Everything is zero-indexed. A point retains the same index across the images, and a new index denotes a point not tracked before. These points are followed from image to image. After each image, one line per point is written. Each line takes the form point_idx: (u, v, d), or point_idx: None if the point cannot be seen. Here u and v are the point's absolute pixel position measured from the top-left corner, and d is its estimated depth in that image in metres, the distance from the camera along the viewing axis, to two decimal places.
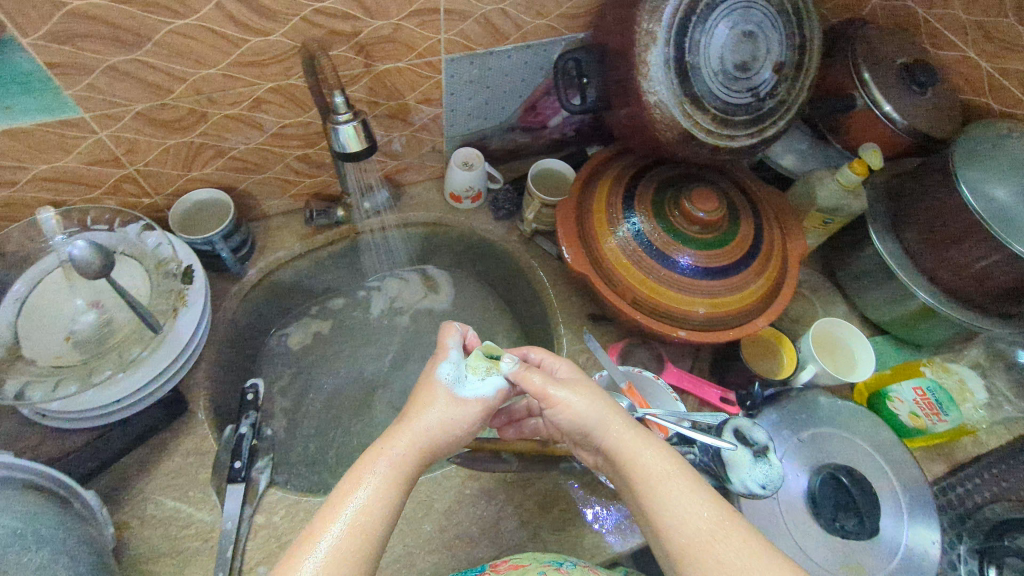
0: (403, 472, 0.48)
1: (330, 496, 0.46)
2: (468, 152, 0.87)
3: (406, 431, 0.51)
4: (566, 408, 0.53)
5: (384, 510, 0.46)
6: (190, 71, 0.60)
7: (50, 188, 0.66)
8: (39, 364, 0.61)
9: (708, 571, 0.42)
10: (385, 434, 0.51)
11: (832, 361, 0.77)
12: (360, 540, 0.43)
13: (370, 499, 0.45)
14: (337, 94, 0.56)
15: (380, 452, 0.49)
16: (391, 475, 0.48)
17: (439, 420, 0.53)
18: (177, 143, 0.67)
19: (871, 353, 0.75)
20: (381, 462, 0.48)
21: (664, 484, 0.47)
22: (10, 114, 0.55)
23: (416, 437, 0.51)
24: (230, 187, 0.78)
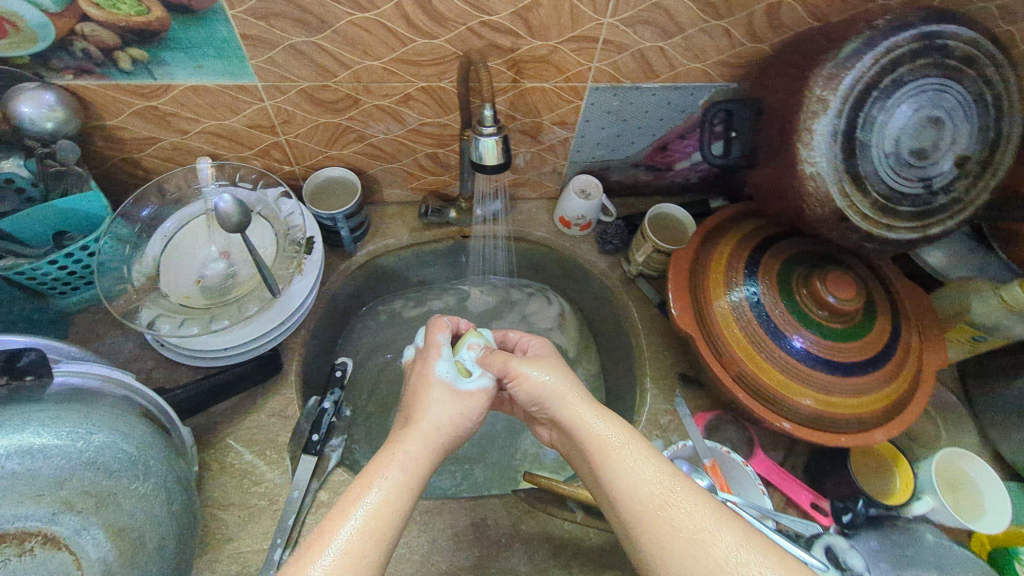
0: (412, 466, 0.52)
1: (343, 495, 0.49)
2: (587, 180, 0.87)
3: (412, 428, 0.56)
4: (529, 381, 0.59)
5: (398, 508, 0.49)
6: (356, 60, 0.63)
7: (214, 143, 0.72)
8: (171, 299, 0.67)
9: (663, 534, 0.46)
10: (394, 441, 0.54)
11: (954, 501, 0.67)
12: (371, 532, 0.46)
13: (385, 499, 0.49)
14: (487, 107, 0.58)
15: (390, 454, 0.52)
16: (402, 477, 0.51)
17: (439, 416, 0.58)
18: (327, 122, 0.71)
19: (1008, 508, 0.65)
20: (392, 466, 0.51)
21: (608, 456, 0.51)
22: (201, 73, 0.62)
23: (423, 440, 0.55)
24: (360, 170, 0.82)
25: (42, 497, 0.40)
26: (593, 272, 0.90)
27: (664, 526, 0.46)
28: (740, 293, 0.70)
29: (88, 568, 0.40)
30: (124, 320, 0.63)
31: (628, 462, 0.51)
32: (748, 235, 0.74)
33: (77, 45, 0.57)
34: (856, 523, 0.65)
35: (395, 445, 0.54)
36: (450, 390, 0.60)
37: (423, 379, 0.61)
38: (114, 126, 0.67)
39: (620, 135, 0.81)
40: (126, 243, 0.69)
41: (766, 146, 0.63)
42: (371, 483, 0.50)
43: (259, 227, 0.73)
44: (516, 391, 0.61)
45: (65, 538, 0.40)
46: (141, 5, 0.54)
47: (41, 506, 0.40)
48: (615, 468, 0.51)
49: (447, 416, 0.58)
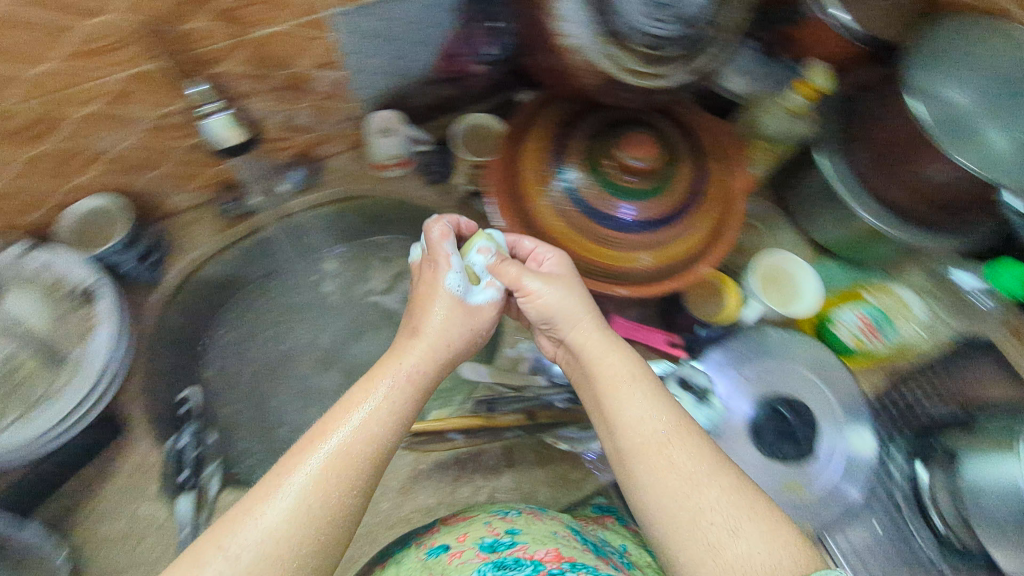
0: (376, 419, 0.48)
1: (264, 478, 0.44)
2: (387, 115, 0.78)
3: (398, 372, 0.51)
4: (540, 299, 0.57)
5: (349, 469, 0.44)
6: (19, 73, 0.51)
7: None
8: None
9: (661, 472, 0.46)
10: (339, 402, 0.49)
11: (775, 293, 0.71)
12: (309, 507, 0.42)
13: (333, 459, 0.45)
14: None
15: (356, 407, 0.48)
16: (355, 435, 0.46)
17: (444, 337, 0.55)
18: (37, 151, 0.59)
19: (818, 286, 0.70)
20: (338, 426, 0.47)
21: (632, 402, 0.50)
22: None
23: (394, 373, 0.51)
24: (121, 187, 0.71)
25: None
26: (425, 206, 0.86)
27: (658, 485, 0.46)
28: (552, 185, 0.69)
29: None
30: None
31: (649, 398, 0.50)
32: (546, 122, 0.71)
33: None
34: (702, 349, 0.71)
35: (401, 353, 0.53)
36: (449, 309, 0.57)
37: (429, 296, 0.57)
38: None
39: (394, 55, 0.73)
40: None
41: (530, 27, 0.59)
42: (311, 450, 0.45)
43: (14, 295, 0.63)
44: (527, 309, 0.59)
45: None
46: None
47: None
48: (648, 413, 0.49)
49: (446, 338, 0.56)
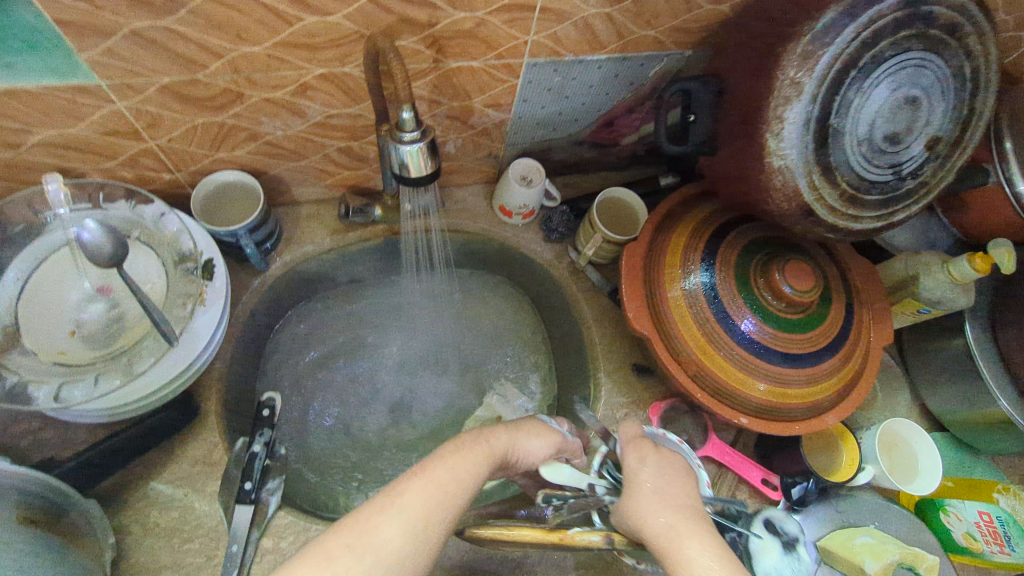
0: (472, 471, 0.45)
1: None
2: (530, 164, 0.77)
3: (484, 448, 0.48)
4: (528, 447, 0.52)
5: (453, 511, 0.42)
6: (229, 47, 0.49)
7: (59, 154, 0.58)
8: (41, 358, 0.55)
9: None
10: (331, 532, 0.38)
11: (889, 464, 0.69)
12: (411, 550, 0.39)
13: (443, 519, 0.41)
14: (404, 109, 0.47)
15: (469, 459, 0.46)
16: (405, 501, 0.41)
17: (489, 449, 0.48)
18: (206, 122, 0.58)
19: (939, 466, 0.66)
20: (405, 480, 0.42)
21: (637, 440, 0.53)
22: (14, 73, 0.47)
23: (478, 463, 0.46)
24: (260, 171, 0.69)
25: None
26: (539, 261, 0.83)
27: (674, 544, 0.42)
28: (690, 281, 0.65)
29: None
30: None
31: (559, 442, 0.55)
32: (702, 221, 0.68)
33: None
34: (804, 500, 0.66)
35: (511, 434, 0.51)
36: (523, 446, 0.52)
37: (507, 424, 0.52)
38: None
39: (562, 113, 0.71)
40: None
41: (726, 127, 0.56)
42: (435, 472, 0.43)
43: (135, 260, 0.60)
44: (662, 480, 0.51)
45: None
46: None
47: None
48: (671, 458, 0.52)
49: (471, 466, 0.45)
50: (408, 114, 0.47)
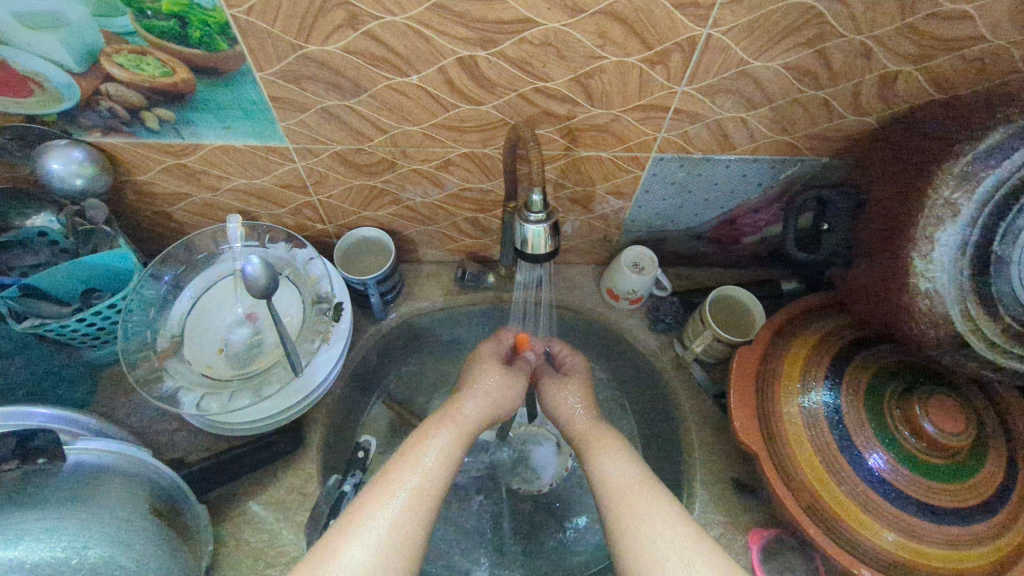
0: (437, 464, 0.58)
1: (321, 547, 0.48)
2: (643, 253, 0.77)
3: (449, 426, 0.63)
4: (479, 403, 0.68)
5: (433, 492, 0.55)
6: (394, 125, 0.57)
7: (244, 199, 0.69)
8: (193, 367, 0.63)
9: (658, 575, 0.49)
10: (368, 500, 0.53)
11: None
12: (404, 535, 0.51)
13: (415, 492, 0.54)
14: (534, 192, 0.51)
15: (408, 471, 0.56)
16: (417, 490, 0.54)
17: (446, 447, 0.60)
18: (361, 184, 0.67)
19: None
20: (393, 480, 0.55)
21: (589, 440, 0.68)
22: (229, 134, 0.58)
23: (445, 459, 0.59)
24: (395, 230, 0.77)
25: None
26: (640, 350, 0.81)
27: (628, 513, 0.55)
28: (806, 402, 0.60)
29: None
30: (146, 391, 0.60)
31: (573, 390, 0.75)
32: (826, 337, 0.63)
33: (101, 104, 0.54)
34: None
35: (458, 401, 0.67)
36: (482, 392, 0.69)
37: (470, 391, 0.69)
38: (143, 181, 0.65)
39: (683, 207, 0.72)
40: (151, 306, 0.66)
41: (870, 242, 0.55)
42: (405, 477, 0.55)
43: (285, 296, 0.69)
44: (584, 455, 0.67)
45: None
46: (164, 66, 0.50)
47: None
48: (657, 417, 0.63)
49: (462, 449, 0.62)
50: (538, 205, 0.51)
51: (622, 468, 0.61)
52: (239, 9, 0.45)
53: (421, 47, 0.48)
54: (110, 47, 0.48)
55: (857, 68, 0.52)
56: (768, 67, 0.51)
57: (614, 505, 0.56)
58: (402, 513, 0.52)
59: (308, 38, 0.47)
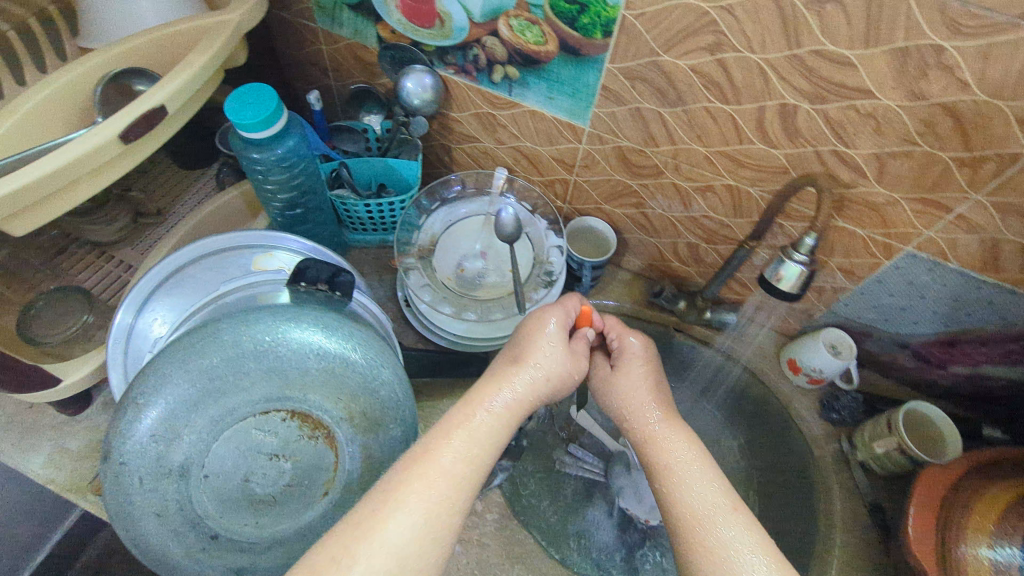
0: (458, 461, 0.48)
1: (324, 554, 0.40)
2: (841, 337, 0.78)
3: (493, 406, 0.53)
4: (541, 382, 0.57)
5: (458, 490, 0.46)
6: (686, 141, 0.65)
7: (516, 159, 0.81)
8: (436, 275, 0.77)
9: None
10: (381, 495, 0.44)
11: None
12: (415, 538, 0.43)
13: (436, 487, 0.45)
14: (809, 236, 0.55)
15: (430, 460, 0.47)
16: (443, 488, 0.46)
17: (486, 429, 0.51)
18: (620, 180, 0.76)
19: None
20: (421, 472, 0.46)
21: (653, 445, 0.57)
22: (548, 103, 0.70)
23: (483, 458, 0.49)
24: (617, 230, 0.85)
25: (339, 402, 0.47)
26: (799, 429, 0.80)
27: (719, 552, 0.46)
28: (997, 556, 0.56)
29: (342, 471, 0.48)
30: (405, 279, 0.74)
31: (643, 376, 0.64)
32: None
33: (472, 50, 0.68)
34: None
35: (503, 381, 0.56)
36: (536, 368, 0.58)
37: (516, 364, 0.57)
38: (453, 117, 0.79)
39: (905, 310, 0.72)
40: (419, 214, 0.81)
41: None
42: (417, 480, 0.45)
43: (477, 229, 0.80)
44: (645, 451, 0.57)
45: (322, 418, 0.47)
46: (542, 37, 0.62)
47: (336, 407, 0.47)
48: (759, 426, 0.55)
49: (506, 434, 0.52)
50: (802, 247, 0.55)
51: (704, 476, 0.52)
52: (632, 11, 0.55)
53: (758, 85, 0.56)
54: (514, 10, 0.61)
55: None
56: None
57: (684, 525, 0.49)
58: (421, 519, 0.44)
59: (669, 50, 0.57)
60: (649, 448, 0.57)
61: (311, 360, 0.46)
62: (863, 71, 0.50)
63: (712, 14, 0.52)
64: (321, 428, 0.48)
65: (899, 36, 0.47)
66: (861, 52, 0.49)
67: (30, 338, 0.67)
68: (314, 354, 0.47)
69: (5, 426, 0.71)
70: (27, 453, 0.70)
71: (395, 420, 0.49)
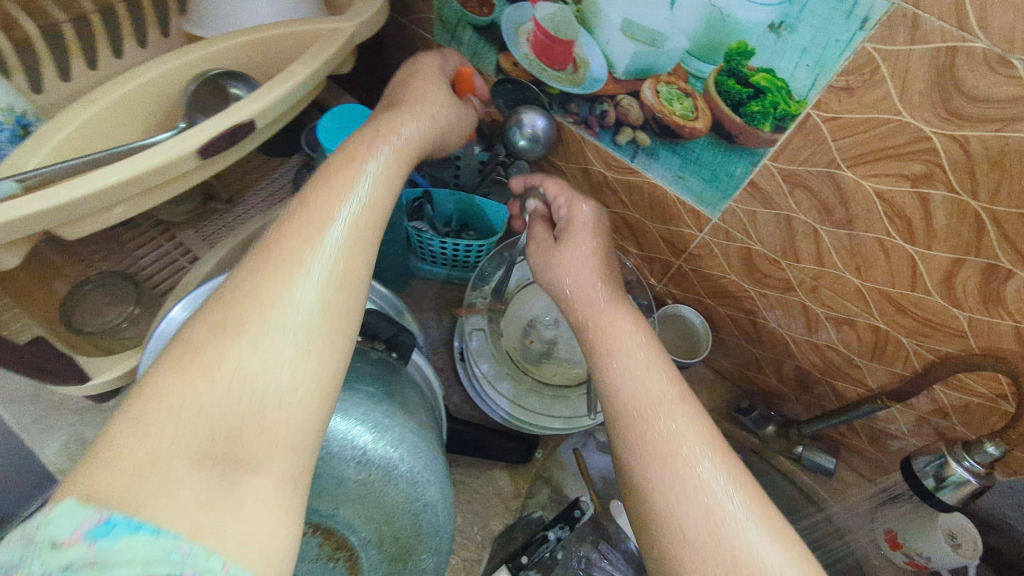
0: (357, 195, 0.41)
1: (186, 346, 0.32)
2: (965, 525, 0.59)
3: (382, 148, 0.45)
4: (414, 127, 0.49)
5: (346, 241, 0.38)
6: (837, 269, 0.53)
7: (619, 226, 0.71)
8: (500, 341, 0.68)
9: None
10: (253, 277, 0.35)
11: None
12: (327, 340, 0.35)
13: (322, 286, 0.36)
14: (992, 443, 0.43)
15: (315, 217, 0.38)
16: (324, 263, 0.37)
17: (364, 221, 0.40)
18: (736, 282, 0.64)
19: None
20: (299, 229, 0.37)
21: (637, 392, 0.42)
22: (675, 181, 0.59)
23: (348, 228, 0.39)
24: (714, 328, 0.74)
25: (370, 524, 0.44)
26: None
27: (701, 527, 0.36)
28: None
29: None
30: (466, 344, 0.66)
31: (592, 246, 0.54)
32: None
33: (603, 104, 0.59)
34: None
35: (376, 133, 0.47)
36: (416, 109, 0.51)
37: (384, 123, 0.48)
38: (559, 166, 0.70)
39: None
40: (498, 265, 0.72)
41: None
42: (298, 235, 0.37)
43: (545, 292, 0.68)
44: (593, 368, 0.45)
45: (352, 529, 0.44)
46: (692, 111, 0.52)
47: (367, 531, 0.44)
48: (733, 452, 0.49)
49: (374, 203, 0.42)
50: (976, 453, 0.43)
51: (682, 417, 0.40)
52: (821, 112, 0.44)
53: (964, 236, 0.43)
54: (668, 76, 0.52)
55: None
56: None
57: (640, 471, 0.38)
58: (306, 315, 0.34)
59: (853, 166, 0.46)
60: (591, 330, 0.48)
61: (349, 471, 0.42)
62: None
63: (932, 142, 0.40)
64: (344, 548, 0.45)
65: None
66: None
67: (72, 324, 0.64)
68: (355, 460, 0.42)
69: (34, 397, 0.69)
70: (49, 432, 0.67)
71: (429, 551, 0.43)
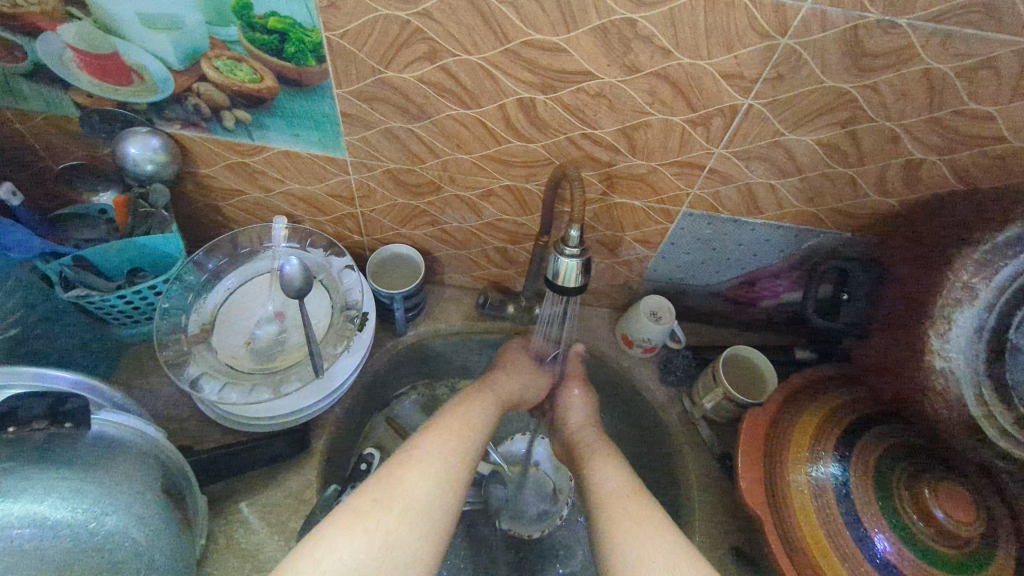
0: (458, 456, 0.55)
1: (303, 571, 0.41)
2: (660, 302, 0.79)
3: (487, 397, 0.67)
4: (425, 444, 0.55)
5: (450, 486, 0.52)
6: (447, 153, 0.62)
7: (292, 202, 0.73)
8: (218, 357, 0.65)
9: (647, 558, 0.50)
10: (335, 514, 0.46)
11: None
12: (421, 512, 0.48)
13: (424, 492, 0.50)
14: (574, 229, 0.54)
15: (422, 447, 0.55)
16: (431, 499, 0.49)
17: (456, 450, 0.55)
18: (405, 203, 0.71)
19: None
20: (414, 472, 0.51)
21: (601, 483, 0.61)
22: (295, 140, 0.63)
23: (448, 464, 0.53)
24: (427, 250, 0.81)
25: None
26: (650, 399, 0.81)
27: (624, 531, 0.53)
28: (814, 477, 0.59)
29: None
30: (172, 373, 0.61)
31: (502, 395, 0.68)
32: (834, 410, 0.63)
33: (189, 100, 0.59)
34: None
35: None
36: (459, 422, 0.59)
37: None
38: (204, 174, 0.70)
39: (705, 263, 0.75)
40: (188, 293, 0.69)
41: (889, 319, 0.60)
42: (383, 485, 0.49)
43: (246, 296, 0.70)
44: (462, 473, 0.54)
45: None
46: (255, 73, 0.55)
47: None
48: (511, 380, 0.73)
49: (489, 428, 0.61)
50: (568, 238, 0.54)
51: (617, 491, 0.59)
52: (333, 32, 0.50)
53: (488, 85, 0.53)
54: (213, 51, 0.53)
55: (885, 151, 0.55)
56: (803, 141, 0.55)
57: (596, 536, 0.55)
58: (410, 532, 0.46)
59: (388, 64, 0.52)
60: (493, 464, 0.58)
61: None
62: (577, 54, 0.49)
63: (414, 22, 0.48)
64: None
65: (593, 16, 0.46)
66: (566, 37, 0.48)
67: None
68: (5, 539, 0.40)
69: None
70: None
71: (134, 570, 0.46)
